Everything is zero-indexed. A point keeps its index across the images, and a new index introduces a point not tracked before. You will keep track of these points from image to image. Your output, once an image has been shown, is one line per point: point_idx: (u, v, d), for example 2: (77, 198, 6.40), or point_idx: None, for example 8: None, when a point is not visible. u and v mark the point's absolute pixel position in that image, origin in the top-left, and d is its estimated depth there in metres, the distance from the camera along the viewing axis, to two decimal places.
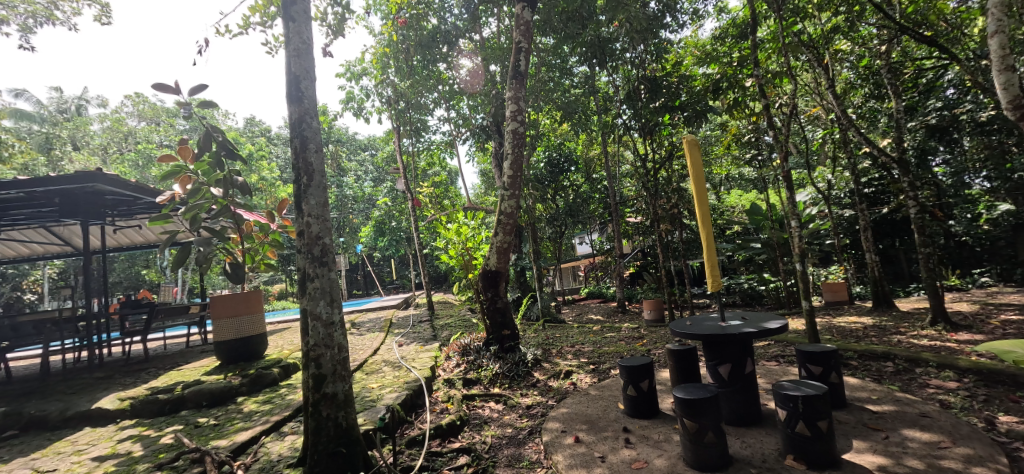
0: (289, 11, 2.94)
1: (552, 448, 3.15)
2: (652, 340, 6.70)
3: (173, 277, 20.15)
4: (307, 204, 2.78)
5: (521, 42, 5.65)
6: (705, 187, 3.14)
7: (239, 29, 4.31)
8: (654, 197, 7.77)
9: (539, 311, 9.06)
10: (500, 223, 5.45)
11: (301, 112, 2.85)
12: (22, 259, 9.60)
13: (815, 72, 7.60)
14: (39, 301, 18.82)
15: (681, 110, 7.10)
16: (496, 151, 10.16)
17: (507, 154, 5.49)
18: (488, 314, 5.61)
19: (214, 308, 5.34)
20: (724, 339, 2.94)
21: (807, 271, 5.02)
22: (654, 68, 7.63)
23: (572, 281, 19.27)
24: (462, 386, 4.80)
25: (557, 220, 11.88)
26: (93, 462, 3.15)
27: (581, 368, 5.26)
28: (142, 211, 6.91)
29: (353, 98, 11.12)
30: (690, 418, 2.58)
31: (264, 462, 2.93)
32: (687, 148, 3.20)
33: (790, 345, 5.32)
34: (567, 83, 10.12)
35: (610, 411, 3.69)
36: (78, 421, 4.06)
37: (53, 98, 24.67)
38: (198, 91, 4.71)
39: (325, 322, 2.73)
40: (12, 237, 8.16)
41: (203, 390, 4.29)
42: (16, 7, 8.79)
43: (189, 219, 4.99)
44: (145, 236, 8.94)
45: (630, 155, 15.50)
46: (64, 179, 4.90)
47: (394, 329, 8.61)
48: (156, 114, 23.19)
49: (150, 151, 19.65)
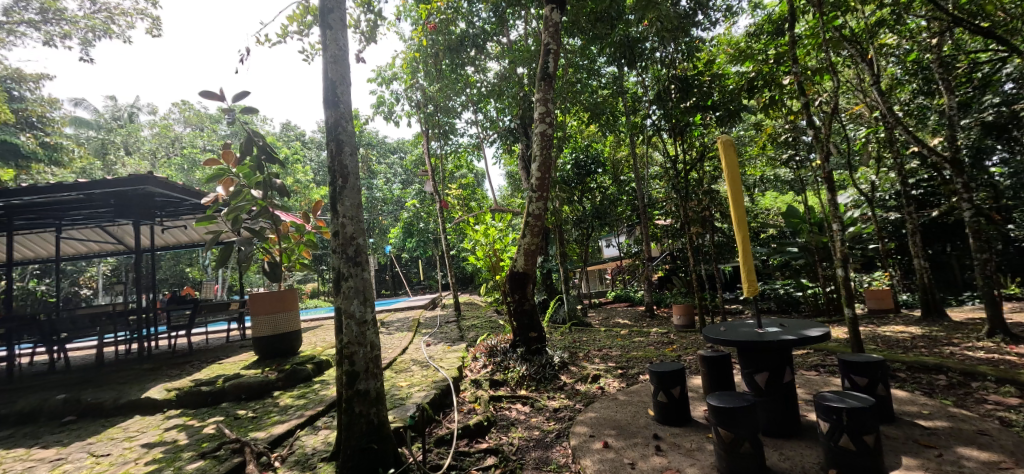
0: (327, 19, 3.03)
1: (580, 452, 3.10)
2: (683, 345, 6.55)
3: (214, 274, 21.31)
4: (341, 205, 2.85)
5: (550, 43, 5.63)
6: (741, 188, 3.04)
7: (278, 38, 4.54)
8: (685, 199, 7.61)
9: (566, 314, 9.07)
10: (528, 224, 5.45)
11: (337, 116, 2.93)
12: (81, 256, 10.31)
13: (859, 69, 7.21)
14: (94, 295, 20.26)
15: (713, 110, 6.97)
16: (523, 154, 10.35)
17: (534, 156, 5.49)
18: (514, 316, 5.59)
19: (252, 305, 5.57)
20: (761, 347, 2.84)
21: (851, 276, 4.78)
22: (686, 67, 7.50)
23: (598, 284, 19.19)
24: (488, 387, 4.84)
25: (583, 223, 11.82)
26: (143, 448, 3.33)
27: (608, 373, 5.21)
28: (187, 212, 7.26)
29: (384, 102, 11.39)
30: (725, 427, 2.50)
31: (300, 455, 3.03)
32: (721, 150, 3.09)
33: (831, 354, 5.10)
34: (595, 83, 10.04)
35: (639, 417, 3.62)
36: (128, 409, 4.31)
37: (109, 107, 26.37)
38: (241, 98, 4.97)
39: (358, 320, 2.78)
40: (73, 236, 8.77)
41: (242, 384, 4.48)
42: (78, 23, 9.43)
43: (232, 220, 5.24)
44: (189, 236, 9.40)
45: (660, 156, 15.20)
46: (119, 182, 5.21)
47: (422, 329, 8.78)
48: (201, 121, 24.49)
49: (195, 156, 20.74)
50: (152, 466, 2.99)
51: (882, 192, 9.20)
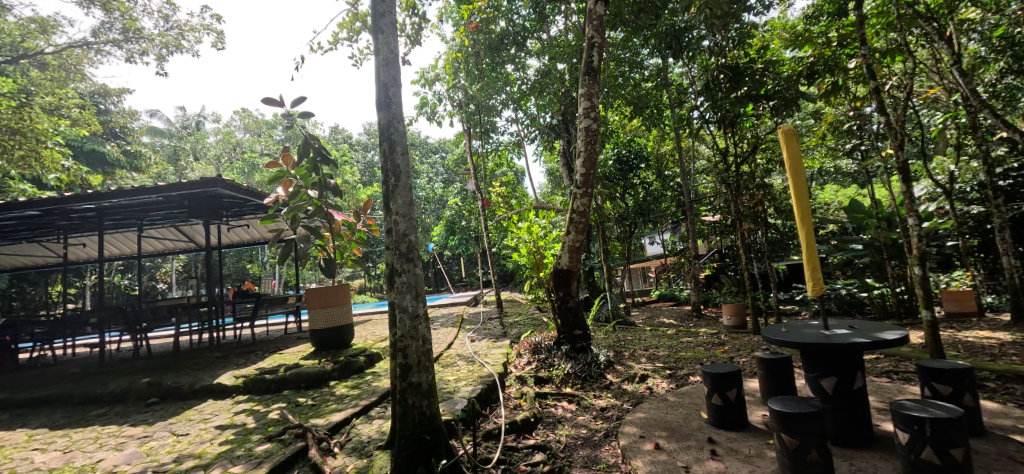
0: (378, 23, 3.13)
1: (630, 452, 3.04)
2: (735, 347, 6.26)
3: (272, 270, 22.66)
4: (394, 203, 2.94)
5: (594, 37, 5.53)
6: (805, 181, 2.87)
7: (329, 45, 4.74)
8: (737, 194, 7.26)
9: (609, 313, 8.92)
10: (572, 221, 5.39)
11: (389, 117, 3.02)
12: (159, 253, 11.28)
13: (934, 48, 6.57)
14: (168, 289, 22.10)
15: (767, 98, 6.60)
16: (564, 150, 10.27)
17: (579, 152, 5.42)
18: (559, 314, 5.56)
19: (309, 299, 5.88)
20: (829, 350, 2.67)
21: (929, 275, 4.39)
22: (736, 55, 7.14)
23: (642, 282, 18.72)
24: (533, 384, 4.85)
25: (626, 220, 11.52)
26: (217, 430, 3.61)
27: (656, 373, 5.07)
28: (250, 212, 7.77)
29: (427, 103, 11.64)
30: (789, 433, 2.37)
31: (357, 442, 3.17)
32: (783, 140, 2.93)
33: (905, 360, 4.71)
34: (638, 76, 9.77)
35: (691, 419, 3.50)
36: (203, 393, 4.68)
37: (179, 116, 28.62)
38: (299, 104, 5.25)
39: (411, 314, 2.86)
40: (151, 235, 9.60)
41: (301, 373, 4.74)
42: (154, 40, 10.28)
43: (291, 218, 5.55)
44: (251, 234, 10.04)
45: (707, 150, 14.59)
46: (192, 185, 5.64)
47: (466, 325, 8.93)
48: (259, 126, 26.07)
49: (254, 160, 22.12)
50: (225, 447, 3.23)
51: (963, 183, 8.36)
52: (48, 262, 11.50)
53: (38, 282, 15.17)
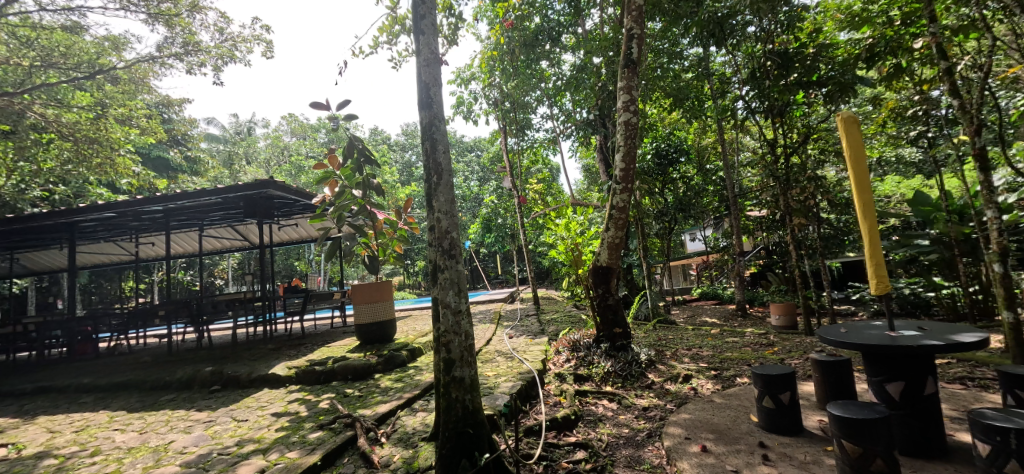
0: (419, 25, 3.19)
1: (675, 454, 2.97)
2: (786, 348, 5.97)
3: (318, 267, 23.68)
4: (437, 201, 2.99)
5: (632, 29, 5.41)
6: (868, 171, 2.69)
7: (370, 49, 4.87)
8: (786, 188, 6.89)
9: (649, 311, 8.72)
10: (612, 217, 5.30)
11: (431, 116, 3.08)
12: (217, 251, 12.04)
13: (1014, 23, 5.97)
14: (224, 285, 23.56)
15: (819, 85, 6.21)
16: (601, 145, 10.11)
17: (618, 146, 5.32)
18: (598, 311, 5.49)
19: (354, 295, 6.11)
20: (895, 353, 2.49)
21: (1010, 273, 4.01)
22: (785, 40, 6.77)
23: (682, 280, 18.17)
24: (573, 381, 4.82)
25: (665, 216, 11.20)
26: (273, 417, 3.82)
27: (700, 373, 4.91)
28: (299, 211, 8.15)
29: (463, 102, 11.79)
30: (851, 440, 2.23)
31: (402, 433, 3.27)
32: (844, 129, 2.75)
33: (982, 366, 4.33)
34: (678, 67, 9.46)
35: (740, 422, 3.37)
36: (259, 383, 4.97)
37: (233, 123, 30.40)
38: (343, 107, 5.44)
39: (453, 310, 2.91)
40: (211, 234, 10.27)
41: (348, 366, 4.93)
42: (210, 52, 10.95)
43: (337, 217, 5.78)
44: (299, 233, 10.53)
45: (752, 142, 13.94)
46: (247, 186, 5.98)
47: (503, 321, 8.99)
48: (305, 130, 27.27)
49: (300, 162, 23.17)
50: (280, 433, 3.41)
51: None
52: (122, 260, 12.54)
53: (114, 278, 16.59)
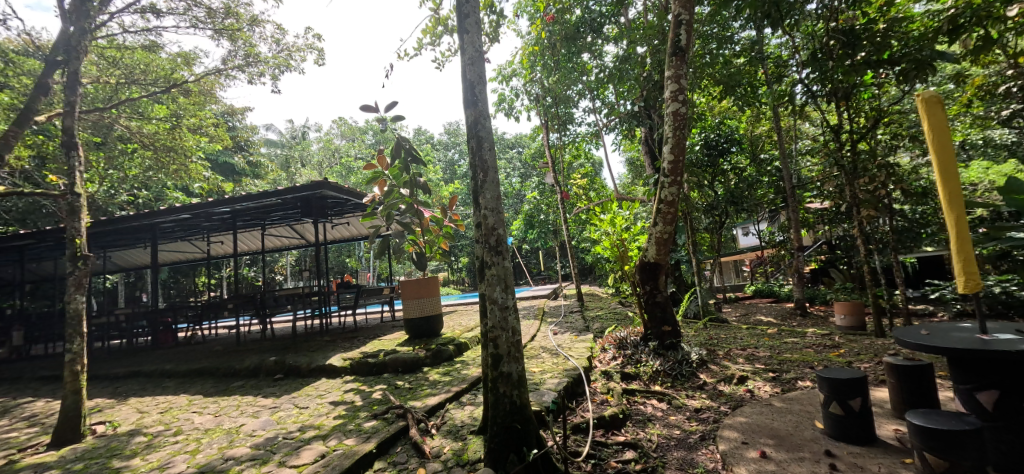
0: (463, 24, 3.22)
1: (732, 458, 2.85)
2: (852, 350, 5.55)
3: (368, 264, 24.64)
4: (483, 198, 3.02)
5: (680, 14, 5.19)
6: (954, 158, 2.44)
7: (415, 50, 4.99)
8: (853, 177, 6.37)
9: (699, 309, 8.38)
10: (660, 212, 5.13)
11: (476, 114, 3.11)
12: (276, 249, 12.83)
13: None
14: (283, 280, 25.05)
15: (891, 64, 5.68)
16: (646, 137, 9.80)
17: (666, 138, 5.13)
18: (646, 308, 5.35)
19: (403, 291, 6.30)
20: (985, 357, 2.26)
21: None
22: (850, 17, 6.25)
23: (735, 277, 17.32)
24: (620, 380, 4.73)
25: (716, 209, 10.69)
26: (331, 405, 4.03)
27: (757, 375, 4.67)
28: (350, 211, 8.52)
29: (504, 99, 11.81)
30: (934, 453, 2.05)
31: (451, 426, 3.35)
32: (924, 112, 2.51)
33: None
34: (729, 52, 8.98)
35: (803, 428, 3.17)
36: (317, 373, 5.25)
37: (289, 128, 32.19)
38: (391, 108, 5.61)
39: (501, 306, 2.93)
40: (271, 233, 10.95)
41: (399, 358, 5.11)
42: (268, 61, 11.62)
43: (386, 215, 5.98)
44: (349, 231, 11.00)
45: (812, 129, 13.02)
46: (303, 188, 6.32)
47: (547, 318, 8.96)
48: (354, 132, 28.41)
49: (350, 163, 24.18)
50: (338, 421, 3.59)
51: None
52: (195, 257, 13.65)
53: (188, 274, 18.08)
